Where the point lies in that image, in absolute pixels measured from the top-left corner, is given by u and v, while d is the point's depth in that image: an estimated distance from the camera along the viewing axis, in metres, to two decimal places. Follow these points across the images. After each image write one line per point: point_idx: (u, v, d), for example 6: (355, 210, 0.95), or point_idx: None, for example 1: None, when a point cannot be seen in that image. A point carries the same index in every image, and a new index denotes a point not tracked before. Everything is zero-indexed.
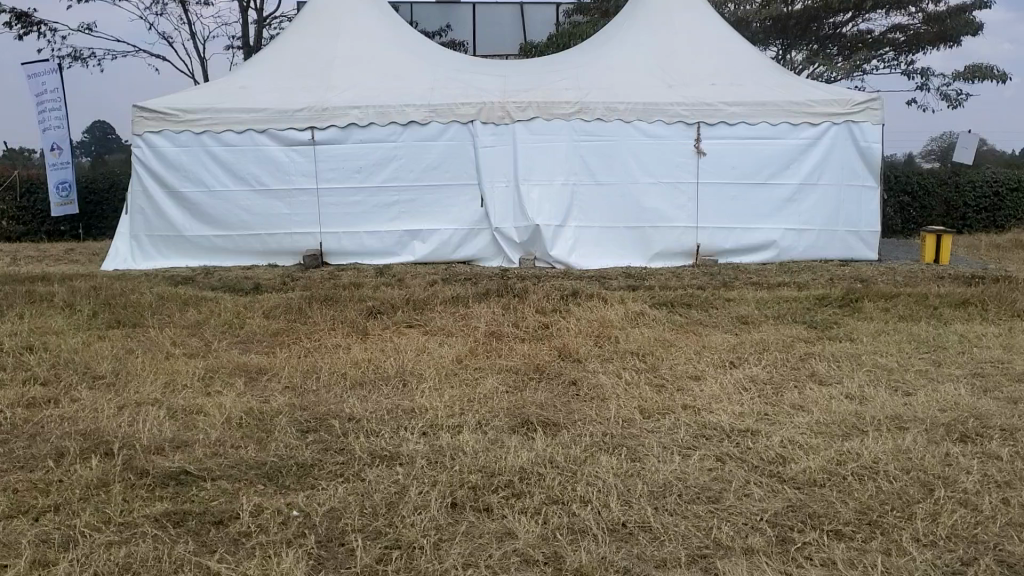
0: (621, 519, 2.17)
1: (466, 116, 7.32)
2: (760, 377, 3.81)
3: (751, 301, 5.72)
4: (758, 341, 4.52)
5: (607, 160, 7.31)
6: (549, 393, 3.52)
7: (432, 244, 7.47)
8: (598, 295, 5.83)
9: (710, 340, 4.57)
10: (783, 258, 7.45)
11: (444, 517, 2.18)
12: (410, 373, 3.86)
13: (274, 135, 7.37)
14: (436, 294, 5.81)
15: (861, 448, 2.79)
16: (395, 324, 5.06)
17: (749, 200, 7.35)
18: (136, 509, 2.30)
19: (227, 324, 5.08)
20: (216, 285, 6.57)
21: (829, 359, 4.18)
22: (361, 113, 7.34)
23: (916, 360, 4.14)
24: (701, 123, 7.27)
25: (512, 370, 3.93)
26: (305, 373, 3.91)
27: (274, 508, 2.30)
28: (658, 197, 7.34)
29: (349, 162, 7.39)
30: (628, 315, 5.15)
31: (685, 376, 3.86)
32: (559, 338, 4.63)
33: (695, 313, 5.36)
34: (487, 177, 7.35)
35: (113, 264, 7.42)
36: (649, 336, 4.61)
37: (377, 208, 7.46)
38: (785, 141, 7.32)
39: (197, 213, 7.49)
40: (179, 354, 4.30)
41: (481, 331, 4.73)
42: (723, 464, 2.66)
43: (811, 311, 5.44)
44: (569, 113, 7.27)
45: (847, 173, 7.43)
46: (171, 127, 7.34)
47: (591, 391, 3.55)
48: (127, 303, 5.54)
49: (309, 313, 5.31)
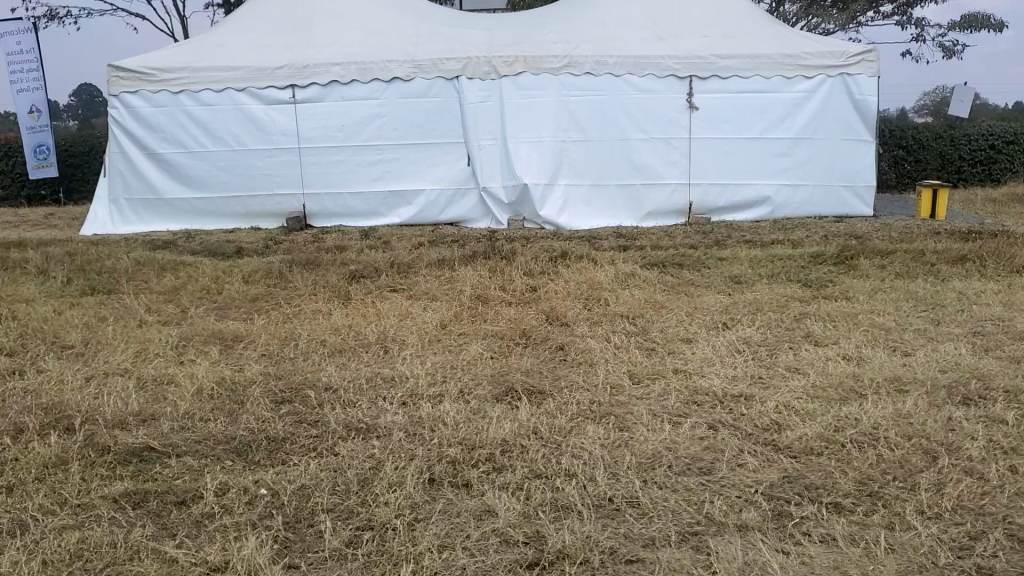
0: (607, 493, 2.05)
1: (451, 72, 7.11)
2: (754, 339, 3.69)
3: (743, 260, 5.58)
4: (752, 302, 4.40)
5: (596, 116, 7.13)
6: (535, 359, 3.40)
7: (418, 204, 7.31)
8: (587, 256, 5.69)
9: (702, 301, 4.44)
10: (777, 214, 7.32)
11: (419, 495, 2.05)
12: (392, 339, 3.72)
13: (254, 93, 7.16)
14: (421, 256, 5.67)
15: (859, 413, 2.67)
16: (378, 288, 4.91)
17: (742, 155, 7.19)
18: (94, 490, 2.17)
19: (205, 290, 4.92)
20: (197, 250, 6.40)
21: (825, 319, 4.05)
22: (343, 70, 7.13)
23: (914, 319, 4.02)
24: (693, 76, 7.08)
25: (497, 335, 3.80)
26: (283, 340, 3.77)
27: (241, 486, 2.17)
28: (649, 154, 7.17)
29: (332, 121, 7.20)
30: (618, 277, 5.01)
31: (677, 338, 3.73)
32: (547, 301, 4.50)
33: (687, 273, 5.22)
34: (473, 135, 7.16)
35: (92, 229, 7.25)
36: (639, 297, 4.48)
37: (362, 168, 7.28)
38: (778, 95, 7.15)
39: (176, 176, 7.31)
40: (154, 322, 4.16)
41: (467, 295, 4.60)
42: (716, 432, 2.54)
43: (806, 270, 5.30)
44: (557, 68, 7.07)
45: (842, 126, 7.26)
46: (148, 87, 7.13)
47: (579, 357, 3.42)
48: (103, 269, 5.38)
49: (290, 277, 5.16)
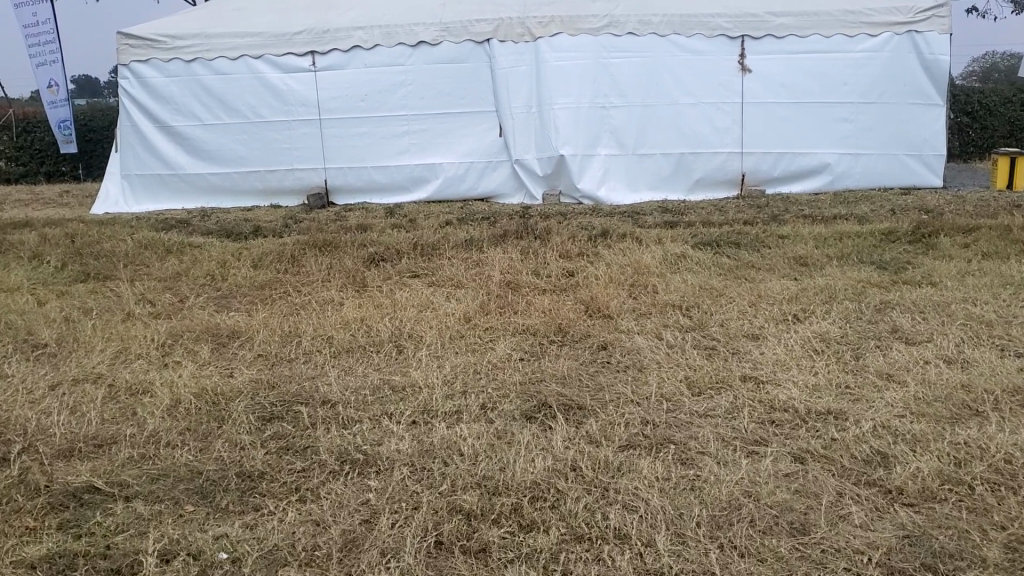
0: (672, 569, 1.55)
1: (481, 35, 6.56)
2: (832, 335, 3.14)
3: (806, 238, 4.99)
4: (823, 288, 3.83)
5: (639, 80, 6.53)
6: (572, 363, 2.88)
7: (446, 178, 6.79)
8: (631, 235, 5.13)
9: (765, 287, 3.88)
10: (837, 185, 6.67)
11: (421, 569, 1.57)
12: (407, 337, 3.22)
13: (271, 61, 6.69)
14: (447, 236, 5.17)
15: (983, 438, 2.13)
16: (397, 274, 4.41)
17: (799, 121, 6.57)
18: (8, 551, 1.70)
19: (209, 276, 4.46)
20: (211, 230, 5.96)
21: (910, 309, 3.48)
22: (366, 35, 6.63)
23: (1018, 310, 3.43)
24: (745, 36, 6.47)
25: (529, 331, 3.28)
26: (285, 337, 3.29)
27: (196, 549, 1.68)
28: (697, 121, 6.56)
29: (354, 89, 6.70)
30: (666, 259, 4.45)
31: (741, 336, 3.20)
32: (587, 288, 3.97)
33: (744, 253, 4.65)
34: (505, 103, 6.61)
35: (103, 208, 6.86)
36: (692, 284, 3.94)
37: (385, 139, 6.78)
38: (839, 55, 6.51)
39: (190, 150, 6.86)
40: (143, 314, 3.69)
41: (495, 282, 4.08)
42: (804, 467, 2.01)
43: (878, 249, 4.72)
44: (596, 28, 6.49)
45: (909, 89, 6.59)
46: (159, 55, 6.71)
47: (625, 360, 2.90)
48: (101, 252, 4.94)
49: (303, 261, 4.67)
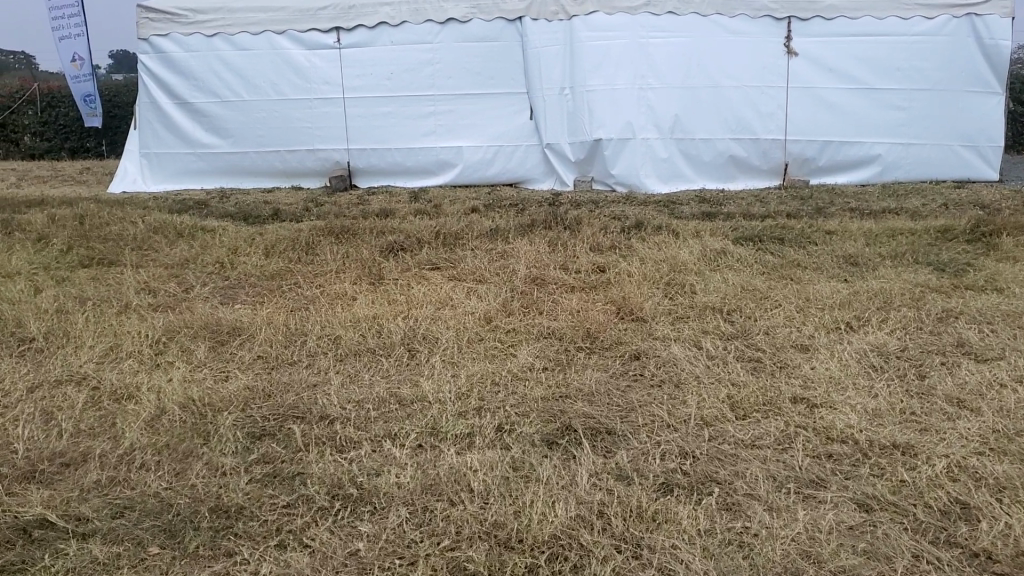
0: None
1: (513, 12, 6.25)
2: (890, 348, 2.83)
3: (855, 234, 4.66)
4: (878, 292, 3.51)
5: (680, 61, 6.16)
6: (601, 375, 2.59)
7: (474, 161, 6.52)
8: (667, 227, 4.83)
9: (814, 289, 3.56)
10: (886, 176, 6.29)
11: None
12: (422, 339, 2.95)
13: (293, 36, 6.44)
14: (471, 224, 4.89)
15: None
16: (417, 266, 4.14)
17: (848, 107, 6.20)
18: None
19: (218, 264, 4.21)
20: (228, 212, 5.72)
21: (978, 319, 3.16)
22: (393, 11, 6.36)
23: None
24: (792, 17, 6.11)
25: (554, 336, 3.00)
26: (290, 334, 3.03)
27: None
28: (741, 105, 6.18)
29: (380, 67, 6.44)
30: (705, 255, 4.15)
31: (790, 346, 2.90)
32: (619, 286, 3.68)
33: (789, 250, 4.33)
34: (537, 84, 6.32)
35: (121, 186, 6.67)
36: (733, 285, 3.63)
37: (411, 120, 6.50)
38: (892, 39, 6.13)
39: (209, 128, 6.62)
40: (142, 306, 3.44)
41: (520, 278, 3.81)
42: (873, 519, 1.72)
43: (934, 248, 4.38)
44: (634, 7, 6.12)
45: (965, 75, 6.20)
46: (179, 29, 6.47)
47: (661, 373, 2.61)
48: (109, 234, 4.71)
49: (318, 249, 4.42)
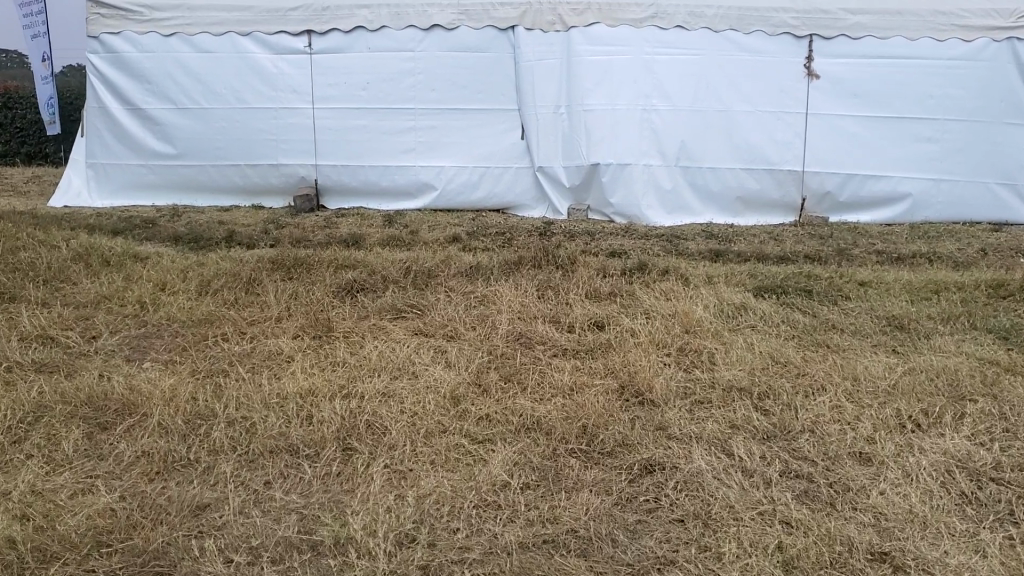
0: None
1: (506, 21, 5.59)
2: (983, 465, 2.14)
3: (894, 288, 3.98)
4: (942, 371, 2.82)
5: (689, 81, 5.50)
6: (602, 502, 1.90)
7: (456, 184, 5.84)
8: (676, 270, 4.13)
9: (862, 364, 2.87)
10: (914, 216, 5.60)
11: None
12: (366, 430, 2.25)
13: (259, 39, 5.76)
14: (448, 259, 4.18)
15: None
16: (376, 313, 3.43)
17: (875, 138, 5.52)
18: None
19: (139, 304, 3.49)
20: (174, 233, 5.02)
21: None
22: (371, 14, 5.67)
23: None
24: (814, 35, 5.46)
25: (539, 429, 2.30)
26: (195, 416, 2.32)
27: None
28: (755, 132, 5.52)
29: (354, 77, 5.76)
30: (722, 311, 3.46)
31: (847, 456, 2.20)
32: (621, 351, 2.98)
33: (820, 307, 3.65)
34: (530, 102, 5.64)
35: (63, 200, 5.94)
36: (762, 356, 2.94)
37: (387, 136, 5.82)
38: (925, 63, 5.46)
39: (162, 138, 5.91)
40: (20, 366, 2.72)
41: (499, 338, 3.10)
42: None
43: (989, 308, 3.70)
44: (640, 18, 5.47)
45: (1008, 104, 5.47)
46: (134, 27, 5.78)
47: (685, 501, 1.91)
48: (19, 261, 3.97)
49: (262, 288, 3.71)
